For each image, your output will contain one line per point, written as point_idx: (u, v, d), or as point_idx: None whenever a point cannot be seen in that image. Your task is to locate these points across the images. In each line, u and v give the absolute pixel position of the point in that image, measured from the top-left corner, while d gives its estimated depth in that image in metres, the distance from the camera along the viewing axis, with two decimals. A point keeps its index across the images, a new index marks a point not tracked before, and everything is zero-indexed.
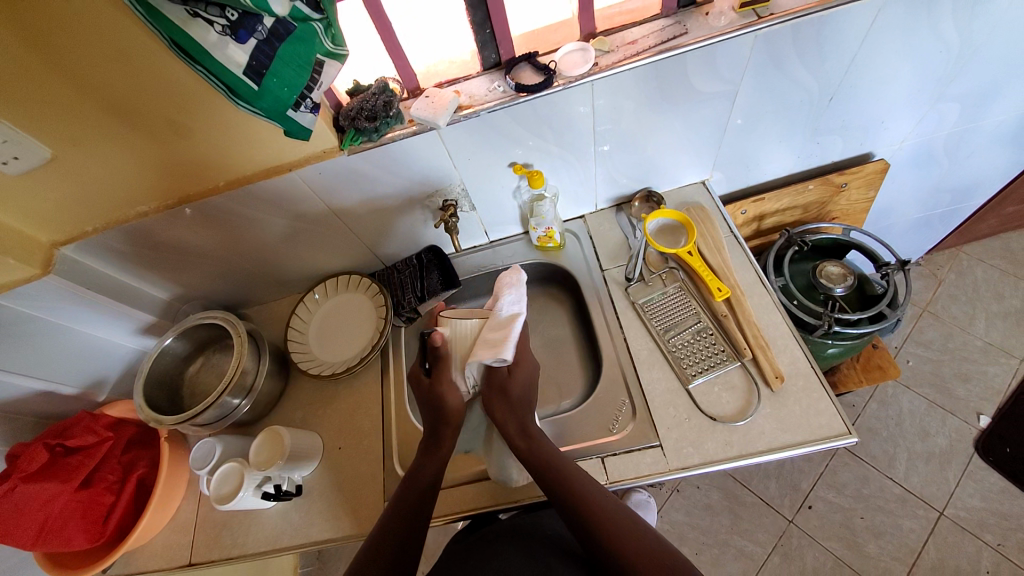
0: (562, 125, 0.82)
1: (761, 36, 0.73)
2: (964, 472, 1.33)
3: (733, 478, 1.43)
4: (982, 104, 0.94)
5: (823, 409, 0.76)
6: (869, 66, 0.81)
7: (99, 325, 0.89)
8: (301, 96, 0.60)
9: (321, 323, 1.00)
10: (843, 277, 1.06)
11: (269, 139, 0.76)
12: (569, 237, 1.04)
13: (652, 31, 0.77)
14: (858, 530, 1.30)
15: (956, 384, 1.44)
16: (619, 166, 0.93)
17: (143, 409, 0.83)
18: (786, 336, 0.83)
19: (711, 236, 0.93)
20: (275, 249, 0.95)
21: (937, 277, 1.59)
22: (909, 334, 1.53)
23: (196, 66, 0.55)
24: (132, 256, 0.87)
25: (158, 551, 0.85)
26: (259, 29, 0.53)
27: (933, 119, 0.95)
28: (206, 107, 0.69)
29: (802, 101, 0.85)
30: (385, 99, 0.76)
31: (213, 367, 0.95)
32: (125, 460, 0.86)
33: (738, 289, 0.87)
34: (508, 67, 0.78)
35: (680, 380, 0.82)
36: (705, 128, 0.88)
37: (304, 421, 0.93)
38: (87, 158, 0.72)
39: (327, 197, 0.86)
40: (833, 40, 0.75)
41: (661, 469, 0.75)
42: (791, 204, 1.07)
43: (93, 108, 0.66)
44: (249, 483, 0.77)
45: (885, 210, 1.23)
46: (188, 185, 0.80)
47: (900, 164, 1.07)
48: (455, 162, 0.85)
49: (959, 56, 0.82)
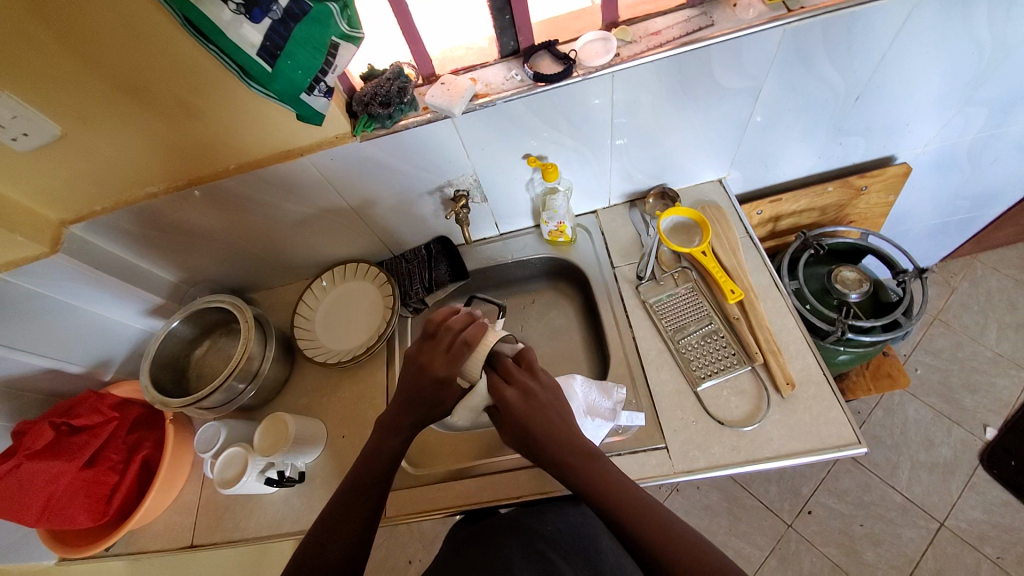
0: (578, 118, 0.80)
1: (790, 30, 0.71)
2: (968, 483, 1.31)
3: (734, 480, 1.43)
4: (1010, 110, 0.91)
5: (833, 417, 0.74)
6: (898, 66, 0.78)
7: (107, 305, 0.88)
8: (314, 79, 0.58)
9: (327, 311, 0.99)
10: (858, 283, 1.04)
11: (280, 122, 0.75)
12: (580, 232, 1.02)
13: (677, 22, 0.75)
14: (857, 537, 1.29)
15: (964, 394, 1.42)
16: (635, 161, 0.91)
17: (148, 389, 0.83)
18: (799, 341, 0.82)
19: (725, 236, 0.91)
20: (283, 235, 0.94)
21: (950, 286, 1.56)
22: (919, 341, 1.51)
23: (208, 45, 0.54)
24: (140, 237, 0.86)
25: (160, 531, 0.86)
26: (274, 9, 0.51)
27: (959, 123, 0.92)
28: (217, 88, 0.68)
29: (827, 99, 0.82)
30: (400, 85, 0.74)
31: (219, 350, 0.95)
32: (130, 440, 0.86)
33: (751, 292, 0.85)
34: (527, 55, 0.76)
35: (688, 382, 0.81)
36: (724, 126, 0.86)
37: (307, 409, 0.93)
38: (96, 137, 0.71)
39: (337, 184, 0.85)
40: (865, 38, 0.73)
41: (666, 470, 0.75)
42: (809, 206, 1.04)
43: (106, 86, 0.65)
44: (252, 468, 0.77)
45: (903, 214, 1.20)
46: (198, 167, 0.79)
47: (922, 168, 1.04)
48: (469, 152, 0.83)
49: (992, 59, 0.80)
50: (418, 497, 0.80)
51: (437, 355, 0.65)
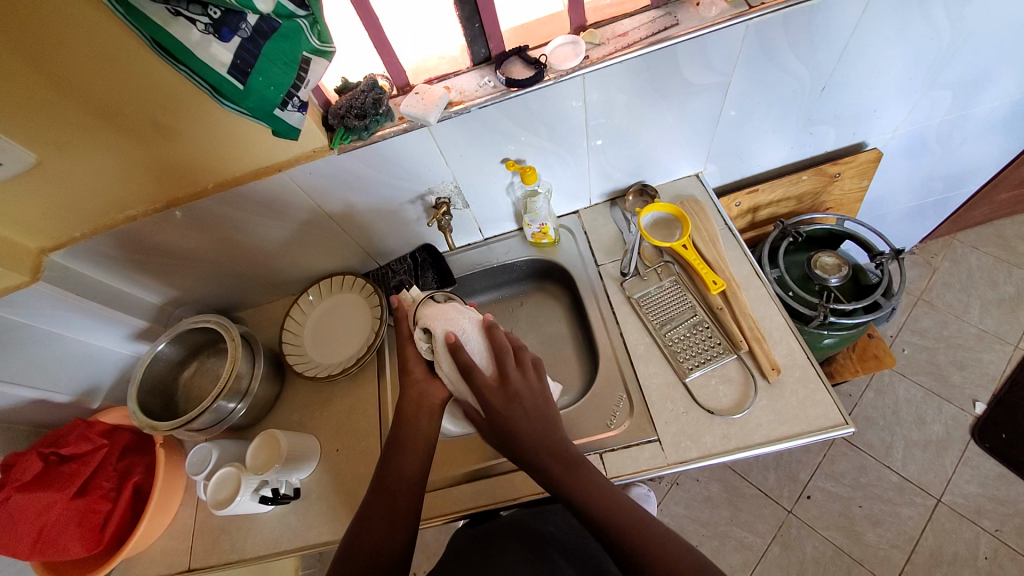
0: (555, 121, 0.81)
1: (753, 26, 0.72)
2: (961, 459, 1.34)
3: (732, 470, 1.44)
4: (973, 92, 0.94)
5: (819, 400, 0.76)
6: (860, 55, 0.80)
7: (91, 331, 0.87)
8: (288, 94, 0.59)
9: (315, 325, 0.99)
10: (837, 267, 1.06)
11: (257, 140, 0.75)
12: (563, 233, 1.04)
13: (643, 23, 0.76)
14: (857, 519, 1.31)
15: (952, 371, 1.44)
16: (612, 161, 0.93)
17: (137, 415, 0.82)
18: (782, 328, 0.83)
19: (704, 228, 0.92)
20: (268, 251, 0.94)
21: (932, 266, 1.60)
22: (905, 322, 1.54)
23: (178, 66, 0.54)
24: (123, 261, 0.86)
25: (157, 557, 0.85)
26: (242, 27, 0.52)
27: (926, 106, 0.95)
28: (193, 109, 0.68)
29: (794, 92, 0.85)
30: (375, 96, 0.74)
31: (208, 371, 0.94)
32: (121, 466, 0.85)
33: (733, 282, 0.87)
34: (498, 61, 0.77)
35: (676, 374, 0.82)
36: (699, 121, 0.87)
37: (301, 424, 0.93)
38: (73, 163, 0.70)
39: (317, 197, 0.85)
40: (826, 30, 0.75)
41: (659, 463, 0.75)
42: (786, 195, 1.07)
43: (80, 111, 0.65)
44: (246, 487, 0.77)
45: (880, 198, 1.23)
46: (178, 187, 0.79)
47: (893, 153, 1.07)
48: (447, 159, 0.84)
49: (950, 44, 0.82)
50: None
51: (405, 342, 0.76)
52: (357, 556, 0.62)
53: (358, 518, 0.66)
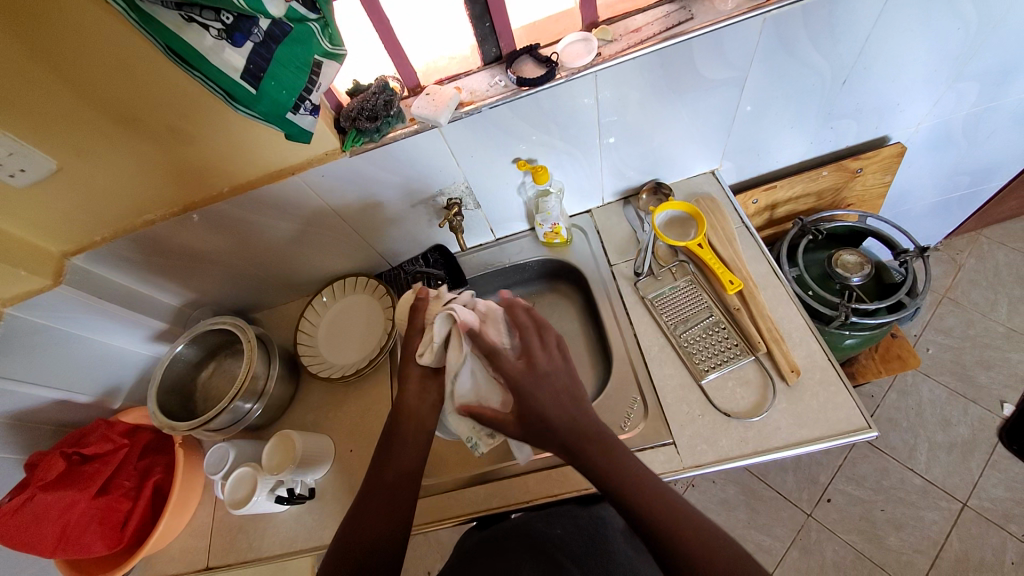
0: (567, 119, 0.80)
1: (770, 19, 0.70)
2: (988, 462, 1.29)
3: (749, 472, 1.41)
4: (1003, 82, 0.90)
5: (841, 403, 0.73)
6: (882, 46, 0.78)
7: (113, 333, 0.89)
8: (300, 98, 0.59)
9: (329, 326, 1.00)
10: (859, 266, 1.03)
11: (269, 143, 0.75)
12: (575, 232, 1.03)
13: (656, 18, 0.75)
14: (879, 523, 1.27)
15: (978, 371, 1.40)
16: (625, 159, 0.91)
17: (157, 415, 0.84)
18: (802, 329, 0.81)
19: (721, 227, 0.91)
20: (283, 254, 0.95)
21: (956, 263, 1.55)
22: (929, 321, 1.49)
23: (192, 71, 0.54)
24: (142, 264, 0.87)
25: (176, 555, 0.86)
26: (255, 32, 0.52)
27: (952, 98, 0.91)
28: (207, 114, 0.69)
29: (814, 84, 0.82)
30: (386, 98, 0.75)
31: (225, 371, 0.95)
32: (141, 465, 0.87)
33: (750, 281, 0.85)
34: (509, 61, 0.77)
35: (692, 376, 0.81)
36: (714, 117, 0.86)
37: (315, 424, 0.93)
38: (92, 168, 0.72)
39: (330, 201, 0.86)
40: (846, 22, 0.73)
41: (675, 466, 0.74)
42: (804, 191, 1.04)
43: (97, 117, 0.66)
44: (262, 487, 0.77)
45: (903, 193, 1.19)
46: (193, 192, 0.80)
47: (917, 147, 1.03)
48: (458, 159, 0.83)
49: (978, 34, 0.79)
50: (427, 508, 0.79)
51: (414, 336, 0.71)
52: (357, 546, 0.61)
53: (354, 507, 0.65)
